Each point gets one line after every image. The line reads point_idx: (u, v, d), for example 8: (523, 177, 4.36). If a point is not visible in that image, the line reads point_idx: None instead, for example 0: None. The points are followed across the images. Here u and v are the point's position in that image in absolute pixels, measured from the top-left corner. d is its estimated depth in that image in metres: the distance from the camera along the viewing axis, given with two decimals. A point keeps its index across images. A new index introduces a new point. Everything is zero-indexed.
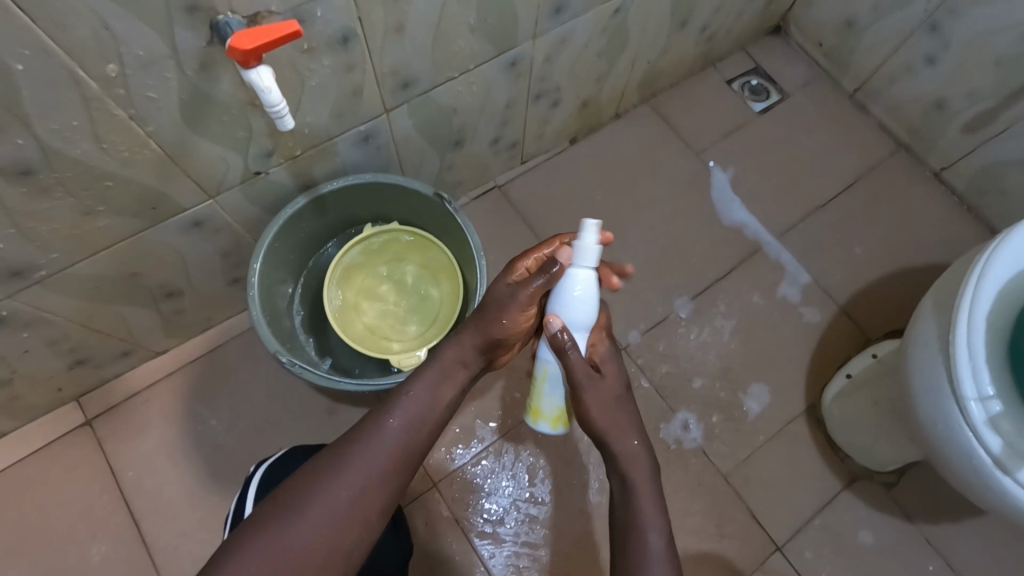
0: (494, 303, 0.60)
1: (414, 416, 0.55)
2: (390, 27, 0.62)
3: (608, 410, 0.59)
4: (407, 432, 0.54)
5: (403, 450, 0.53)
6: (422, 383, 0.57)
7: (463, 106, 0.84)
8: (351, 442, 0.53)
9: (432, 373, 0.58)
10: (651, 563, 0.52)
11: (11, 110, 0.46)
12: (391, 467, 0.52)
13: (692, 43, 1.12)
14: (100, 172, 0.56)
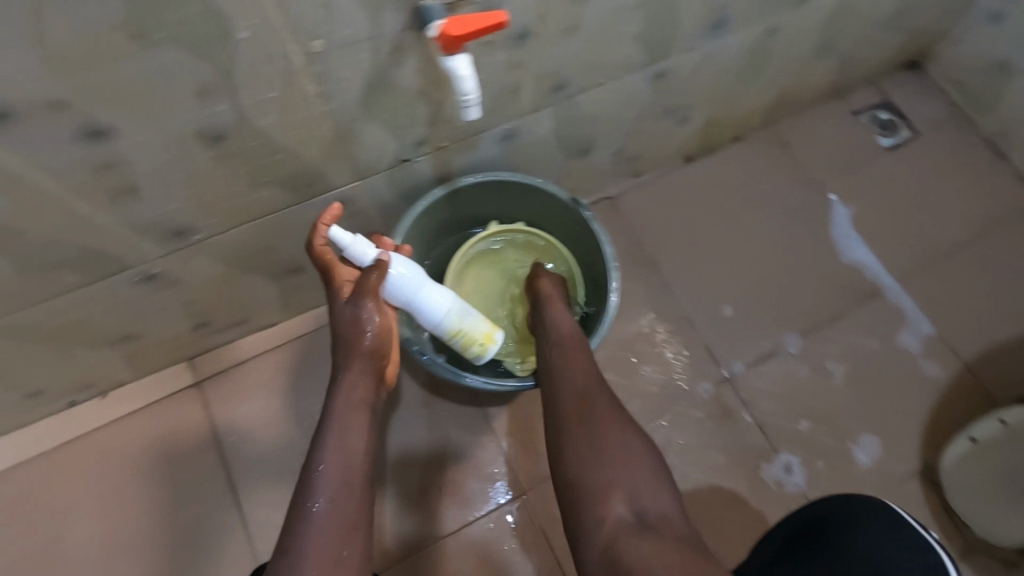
0: (349, 327, 0.61)
1: (335, 484, 0.54)
2: (564, 29, 0.62)
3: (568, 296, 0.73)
4: (337, 497, 0.53)
5: (338, 518, 0.52)
6: (327, 447, 0.56)
7: (601, 115, 0.83)
8: (286, 537, 0.50)
9: (336, 428, 0.57)
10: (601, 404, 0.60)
11: (223, 77, 0.48)
12: (331, 538, 0.50)
13: (828, 71, 1.07)
14: (276, 144, 0.57)
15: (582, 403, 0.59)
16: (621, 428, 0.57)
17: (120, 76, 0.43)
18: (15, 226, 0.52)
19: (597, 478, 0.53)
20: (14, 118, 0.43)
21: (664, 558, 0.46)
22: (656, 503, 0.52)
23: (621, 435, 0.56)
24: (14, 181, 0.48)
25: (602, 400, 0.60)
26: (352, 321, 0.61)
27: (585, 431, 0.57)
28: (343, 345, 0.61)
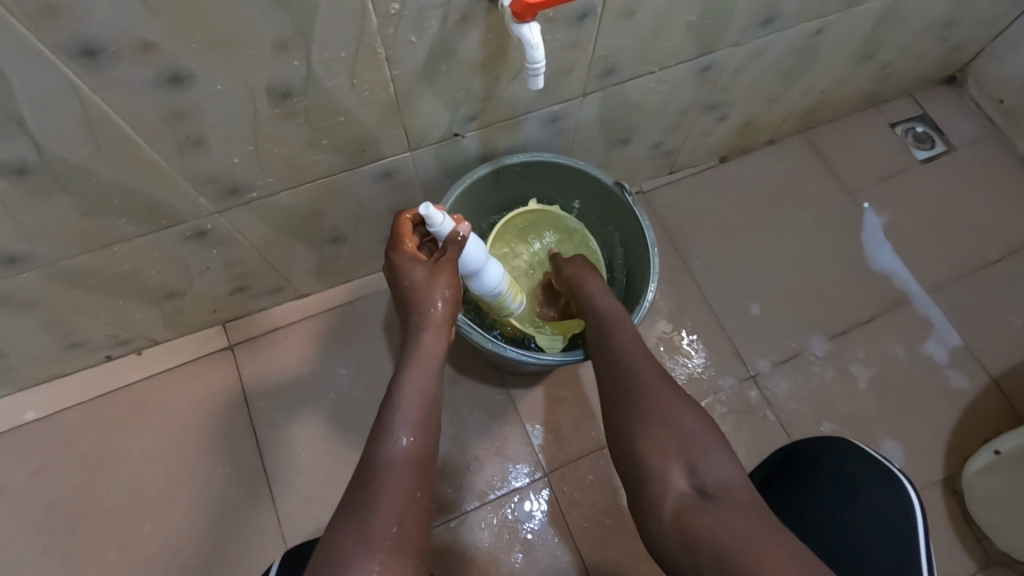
0: (427, 283, 0.63)
1: (416, 428, 0.57)
2: (624, 11, 0.63)
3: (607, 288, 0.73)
4: (418, 436, 0.57)
5: (414, 456, 0.55)
6: (410, 388, 0.60)
7: (646, 105, 0.84)
8: (370, 467, 0.54)
9: (417, 374, 0.61)
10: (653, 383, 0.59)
11: (301, 34, 0.49)
12: (412, 476, 0.54)
13: (868, 79, 1.08)
14: (339, 107, 0.59)
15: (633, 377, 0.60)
16: (683, 409, 0.57)
17: (209, 23, 0.45)
18: (87, 168, 0.54)
19: (637, 441, 0.56)
20: (105, 57, 0.44)
21: (742, 527, 0.46)
22: (720, 480, 0.52)
23: (680, 412, 0.56)
24: (93, 121, 0.49)
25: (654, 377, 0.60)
26: (429, 279, 0.63)
27: (640, 414, 0.57)
28: (421, 299, 0.63)
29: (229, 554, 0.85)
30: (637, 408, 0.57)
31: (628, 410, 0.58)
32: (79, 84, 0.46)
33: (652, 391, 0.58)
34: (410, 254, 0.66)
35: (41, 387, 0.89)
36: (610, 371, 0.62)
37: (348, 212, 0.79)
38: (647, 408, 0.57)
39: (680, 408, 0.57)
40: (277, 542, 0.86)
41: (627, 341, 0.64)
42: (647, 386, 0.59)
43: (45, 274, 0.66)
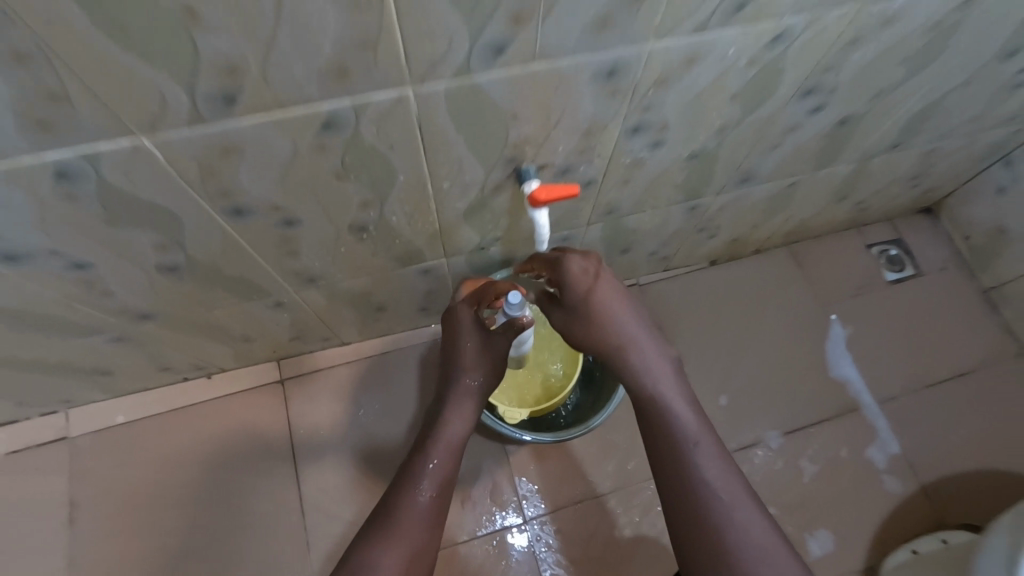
0: (474, 354, 0.85)
1: (439, 475, 0.77)
2: (621, 180, 0.82)
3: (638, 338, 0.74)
4: (441, 477, 0.77)
5: (433, 497, 0.75)
6: (442, 442, 0.80)
7: (641, 229, 1.03)
8: (401, 501, 0.74)
9: (448, 432, 0.81)
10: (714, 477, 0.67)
11: (379, 199, 0.69)
12: (429, 510, 0.74)
13: (845, 211, 1.24)
14: (397, 235, 0.79)
15: (703, 480, 0.67)
16: (747, 512, 0.65)
17: (319, 195, 0.65)
18: (213, 268, 0.75)
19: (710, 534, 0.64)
20: (246, 213, 0.65)
21: None
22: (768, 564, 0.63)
23: (743, 512, 0.65)
24: (227, 244, 0.70)
25: (726, 480, 0.67)
26: (480, 349, 0.85)
27: (717, 517, 0.65)
28: (466, 365, 0.84)
29: (264, 552, 1.05)
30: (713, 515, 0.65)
31: (695, 502, 0.66)
32: (224, 226, 0.66)
33: (715, 487, 0.67)
34: (471, 321, 0.86)
35: (130, 396, 1.11)
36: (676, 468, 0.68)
37: (392, 293, 0.98)
38: (721, 511, 0.65)
39: (751, 519, 0.65)
40: (301, 551, 1.05)
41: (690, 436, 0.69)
42: (708, 485, 0.67)
43: (161, 325, 0.87)
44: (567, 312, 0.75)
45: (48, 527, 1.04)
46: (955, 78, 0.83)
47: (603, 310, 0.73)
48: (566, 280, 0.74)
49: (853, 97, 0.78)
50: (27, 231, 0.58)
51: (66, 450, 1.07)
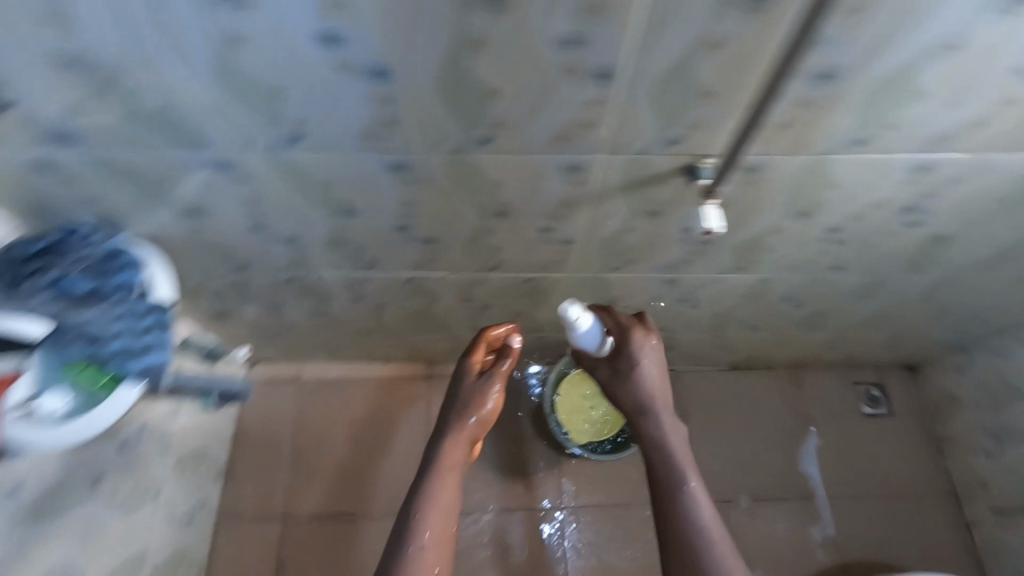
0: (466, 405, 1.05)
1: (436, 521, 0.98)
2: (671, 317, 1.37)
3: (659, 388, 1.02)
4: (441, 518, 0.99)
5: (434, 537, 0.97)
6: (438, 489, 1.00)
7: (681, 340, 1.56)
8: (409, 538, 0.96)
9: (447, 473, 1.01)
10: (686, 488, 0.98)
11: (533, 305, 1.28)
12: (435, 544, 0.97)
13: (837, 355, 1.72)
14: (534, 319, 1.38)
15: (679, 491, 0.98)
16: (704, 516, 0.97)
17: (505, 299, 1.25)
18: (432, 317, 1.36)
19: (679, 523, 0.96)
20: (467, 299, 1.25)
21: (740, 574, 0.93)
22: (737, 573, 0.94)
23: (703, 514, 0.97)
24: (447, 309, 1.31)
25: (694, 493, 0.98)
26: (474, 404, 1.05)
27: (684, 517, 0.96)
28: (461, 416, 1.05)
29: (397, 483, 1.64)
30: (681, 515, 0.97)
31: (671, 502, 0.98)
32: (453, 302, 1.27)
33: (687, 492, 0.98)
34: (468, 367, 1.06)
35: (336, 364, 1.75)
36: (664, 481, 0.99)
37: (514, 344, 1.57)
38: (687, 512, 0.97)
39: (705, 522, 0.96)
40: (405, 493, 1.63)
41: (673, 461, 1.00)
42: (681, 490, 0.98)
43: (386, 334, 1.50)
44: (619, 371, 1.02)
45: (273, 430, 1.68)
46: (897, 305, 1.33)
47: (638, 364, 1.01)
48: (632, 346, 1.01)
49: (824, 304, 1.29)
50: (374, 290, 1.20)
51: (291, 387, 1.73)
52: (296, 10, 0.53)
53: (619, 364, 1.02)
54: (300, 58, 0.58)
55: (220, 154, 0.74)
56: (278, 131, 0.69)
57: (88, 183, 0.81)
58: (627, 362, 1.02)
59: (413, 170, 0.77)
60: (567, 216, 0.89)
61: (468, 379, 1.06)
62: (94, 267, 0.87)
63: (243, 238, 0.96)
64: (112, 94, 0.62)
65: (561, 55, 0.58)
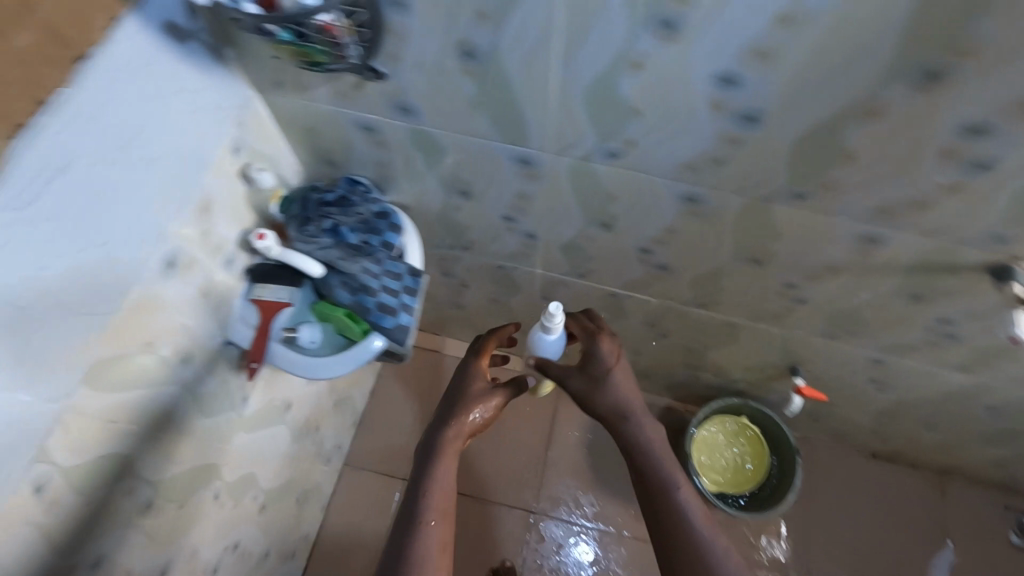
0: (472, 395, 0.87)
1: (442, 511, 0.78)
2: (848, 394, 1.31)
3: (631, 391, 0.86)
4: (444, 516, 0.78)
5: (440, 531, 0.77)
6: (443, 478, 0.80)
7: (838, 416, 1.49)
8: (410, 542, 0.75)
9: (447, 463, 0.82)
10: (684, 498, 0.81)
11: (714, 345, 1.27)
12: (445, 535, 0.77)
13: (1000, 475, 1.58)
14: (702, 358, 1.36)
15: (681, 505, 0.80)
16: (709, 529, 0.79)
17: (690, 333, 1.24)
18: (604, 330, 1.37)
19: (682, 541, 0.79)
20: (651, 324, 1.26)
21: None
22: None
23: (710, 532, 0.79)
24: (624, 327, 1.32)
25: (694, 501, 0.81)
26: (480, 395, 0.87)
27: (689, 533, 0.79)
28: (464, 406, 0.86)
29: None
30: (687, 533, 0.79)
31: (674, 522, 0.80)
32: (635, 323, 1.28)
33: (688, 504, 0.81)
34: (474, 362, 0.91)
35: None
36: (659, 495, 0.81)
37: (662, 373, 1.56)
38: (692, 528, 0.79)
39: (715, 542, 0.79)
40: (485, 482, 1.55)
41: (668, 471, 0.82)
42: (686, 504, 0.81)
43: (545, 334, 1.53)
44: (593, 378, 0.86)
45: (407, 392, 1.76)
46: None
47: (611, 367, 0.86)
48: (599, 350, 0.86)
49: None
50: (567, 294, 1.24)
51: (431, 357, 1.80)
52: (716, 51, 0.55)
53: (591, 372, 0.86)
54: (684, 90, 0.60)
55: (531, 152, 0.78)
56: (605, 146, 0.72)
57: (393, 148, 0.88)
58: (602, 365, 0.86)
59: (704, 204, 0.78)
60: (822, 278, 0.87)
61: (479, 376, 0.90)
62: (368, 222, 0.95)
63: (488, 222, 1.01)
64: (482, 84, 0.67)
65: (952, 139, 0.57)
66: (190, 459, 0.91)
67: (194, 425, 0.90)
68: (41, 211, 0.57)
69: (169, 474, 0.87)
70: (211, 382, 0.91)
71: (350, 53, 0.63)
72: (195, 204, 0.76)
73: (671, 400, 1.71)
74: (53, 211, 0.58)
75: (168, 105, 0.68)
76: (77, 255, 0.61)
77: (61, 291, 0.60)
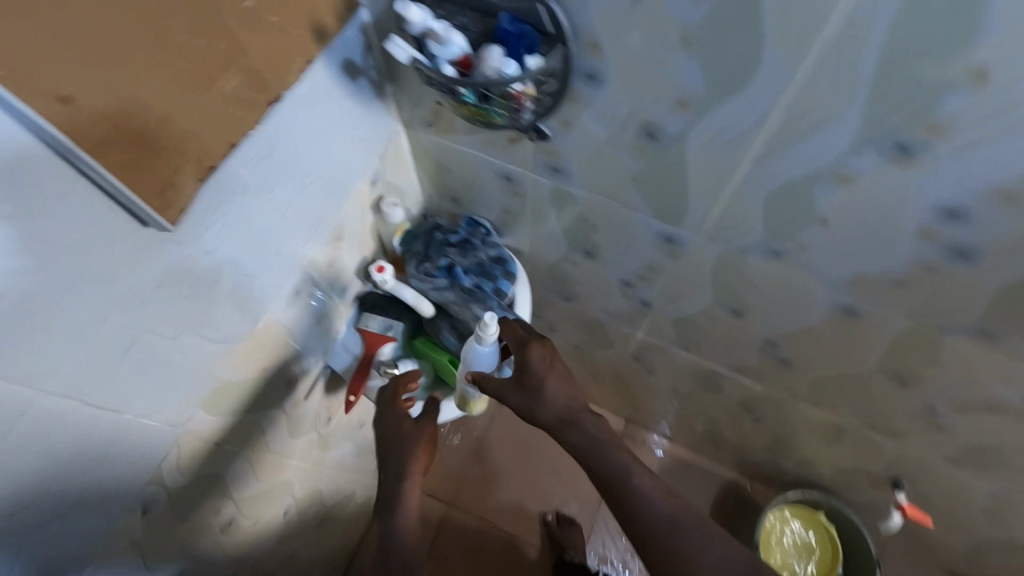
0: (403, 431, 0.81)
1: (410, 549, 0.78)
2: (951, 520, 1.19)
3: (566, 387, 0.70)
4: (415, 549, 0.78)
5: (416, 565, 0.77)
6: (405, 517, 0.78)
7: (929, 537, 1.36)
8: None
9: (403, 502, 0.79)
10: (661, 509, 0.61)
11: (810, 438, 1.19)
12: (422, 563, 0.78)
13: None
14: (792, 447, 1.27)
15: (658, 518, 0.60)
16: (711, 550, 0.59)
17: (787, 423, 1.16)
18: (689, 398, 1.31)
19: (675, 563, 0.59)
20: (745, 406, 1.18)
21: None
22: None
23: (710, 549, 0.59)
24: (713, 401, 1.25)
25: (674, 509, 0.61)
26: (410, 432, 0.81)
27: (679, 553, 0.59)
28: (397, 447, 0.80)
29: None
30: (676, 553, 0.59)
31: (659, 545, 0.60)
32: (727, 401, 1.21)
33: (674, 518, 0.60)
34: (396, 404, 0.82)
35: None
36: (625, 511, 0.62)
37: (738, 451, 1.47)
38: (682, 546, 0.59)
39: (716, 555, 0.59)
40: (480, 488, 1.49)
41: (631, 477, 0.63)
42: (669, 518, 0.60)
43: (621, 388, 1.48)
44: (528, 390, 0.69)
45: None
46: None
47: (542, 375, 0.70)
48: (527, 358, 0.71)
49: None
50: (662, 358, 1.17)
51: None
52: (950, 184, 0.48)
53: (522, 381, 0.70)
54: (891, 213, 0.54)
55: (681, 233, 0.73)
56: (771, 243, 0.67)
57: (527, 200, 0.84)
58: (533, 375, 0.70)
59: (864, 317, 0.71)
60: (976, 412, 0.78)
61: (404, 415, 0.82)
62: (483, 266, 0.92)
63: (603, 281, 0.97)
64: (655, 165, 0.63)
65: None
66: (271, 477, 0.90)
67: (283, 445, 0.89)
68: (206, 245, 0.57)
69: (252, 492, 0.86)
70: (307, 404, 0.90)
71: (524, 113, 0.59)
72: (330, 234, 0.76)
73: (739, 475, 1.62)
74: (229, 244, 0.59)
75: (326, 143, 0.67)
76: (227, 286, 0.61)
77: (217, 319, 0.61)
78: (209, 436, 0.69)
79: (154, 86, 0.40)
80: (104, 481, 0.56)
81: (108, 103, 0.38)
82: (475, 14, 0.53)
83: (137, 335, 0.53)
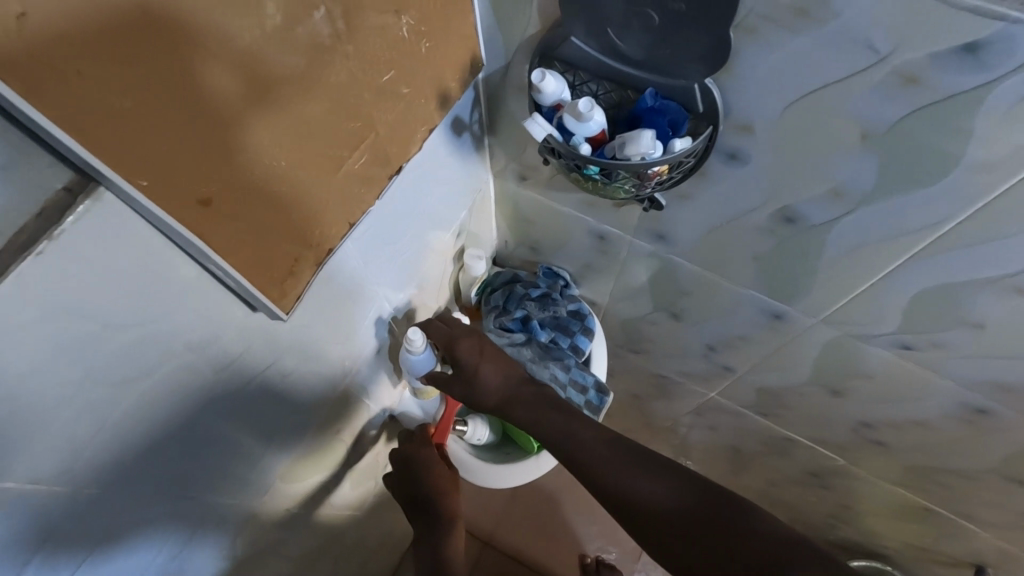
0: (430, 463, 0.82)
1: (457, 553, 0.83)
2: None
3: (499, 367, 0.67)
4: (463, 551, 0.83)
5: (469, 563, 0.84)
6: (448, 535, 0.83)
7: None
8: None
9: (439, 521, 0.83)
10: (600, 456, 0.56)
11: (883, 515, 1.10)
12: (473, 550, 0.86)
13: None
14: (860, 520, 1.19)
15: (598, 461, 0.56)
16: (653, 479, 0.53)
17: (862, 498, 1.08)
18: (750, 459, 1.24)
19: (625, 496, 0.53)
20: (815, 475, 1.11)
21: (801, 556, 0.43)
22: (791, 530, 0.46)
23: (653, 476, 0.53)
24: (777, 465, 1.18)
25: (614, 450, 0.56)
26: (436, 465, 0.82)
27: (623, 488, 0.53)
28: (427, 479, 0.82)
29: None
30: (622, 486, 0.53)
31: (605, 484, 0.55)
32: (795, 468, 1.14)
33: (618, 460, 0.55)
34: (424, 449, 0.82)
35: None
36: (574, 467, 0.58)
37: (793, 516, 1.39)
38: (624, 480, 0.54)
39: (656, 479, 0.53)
40: (518, 537, 1.42)
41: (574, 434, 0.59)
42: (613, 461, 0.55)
43: (671, 441, 1.41)
44: (464, 379, 0.68)
45: None
46: None
47: (474, 368, 0.67)
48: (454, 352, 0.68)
49: None
50: (731, 420, 1.11)
51: None
52: None
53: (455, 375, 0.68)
54: None
55: (793, 313, 0.67)
56: (903, 336, 0.60)
57: (615, 258, 0.79)
58: (466, 369, 0.67)
59: (997, 419, 0.64)
60: None
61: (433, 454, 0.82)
62: (560, 321, 0.86)
63: (682, 342, 0.91)
64: (784, 247, 0.57)
65: None
66: (325, 532, 0.84)
67: (341, 501, 0.83)
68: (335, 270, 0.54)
69: (306, 551, 0.80)
70: (371, 456, 0.85)
71: (647, 189, 0.54)
72: (411, 286, 0.71)
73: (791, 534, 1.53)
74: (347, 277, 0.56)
75: (429, 194, 0.62)
76: (331, 317, 0.57)
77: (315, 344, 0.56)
78: (267, 495, 0.63)
79: (227, 24, 0.29)
80: (168, 550, 0.52)
81: (153, 14, 0.26)
82: (612, 86, 0.49)
83: (218, 340, 0.43)
